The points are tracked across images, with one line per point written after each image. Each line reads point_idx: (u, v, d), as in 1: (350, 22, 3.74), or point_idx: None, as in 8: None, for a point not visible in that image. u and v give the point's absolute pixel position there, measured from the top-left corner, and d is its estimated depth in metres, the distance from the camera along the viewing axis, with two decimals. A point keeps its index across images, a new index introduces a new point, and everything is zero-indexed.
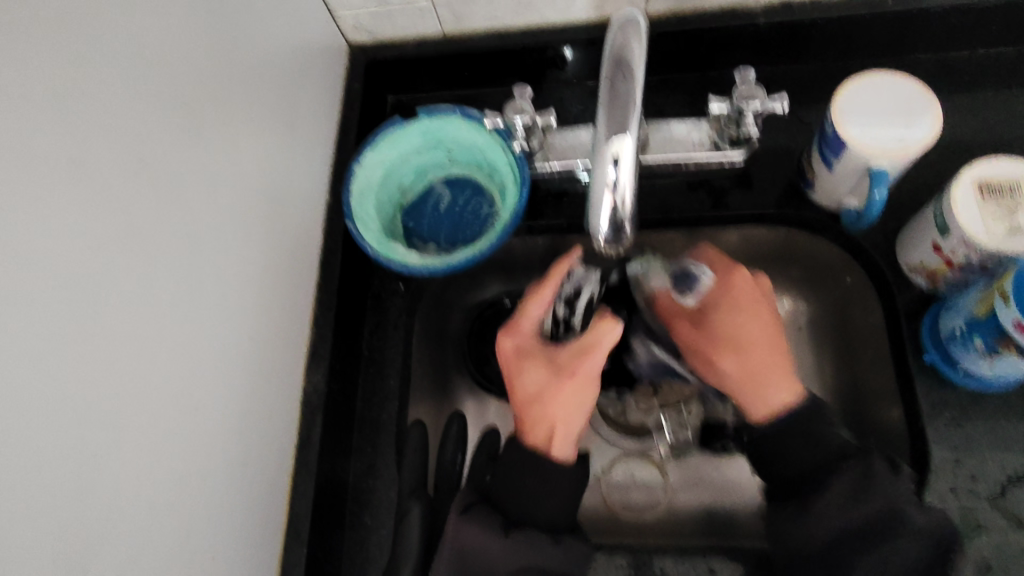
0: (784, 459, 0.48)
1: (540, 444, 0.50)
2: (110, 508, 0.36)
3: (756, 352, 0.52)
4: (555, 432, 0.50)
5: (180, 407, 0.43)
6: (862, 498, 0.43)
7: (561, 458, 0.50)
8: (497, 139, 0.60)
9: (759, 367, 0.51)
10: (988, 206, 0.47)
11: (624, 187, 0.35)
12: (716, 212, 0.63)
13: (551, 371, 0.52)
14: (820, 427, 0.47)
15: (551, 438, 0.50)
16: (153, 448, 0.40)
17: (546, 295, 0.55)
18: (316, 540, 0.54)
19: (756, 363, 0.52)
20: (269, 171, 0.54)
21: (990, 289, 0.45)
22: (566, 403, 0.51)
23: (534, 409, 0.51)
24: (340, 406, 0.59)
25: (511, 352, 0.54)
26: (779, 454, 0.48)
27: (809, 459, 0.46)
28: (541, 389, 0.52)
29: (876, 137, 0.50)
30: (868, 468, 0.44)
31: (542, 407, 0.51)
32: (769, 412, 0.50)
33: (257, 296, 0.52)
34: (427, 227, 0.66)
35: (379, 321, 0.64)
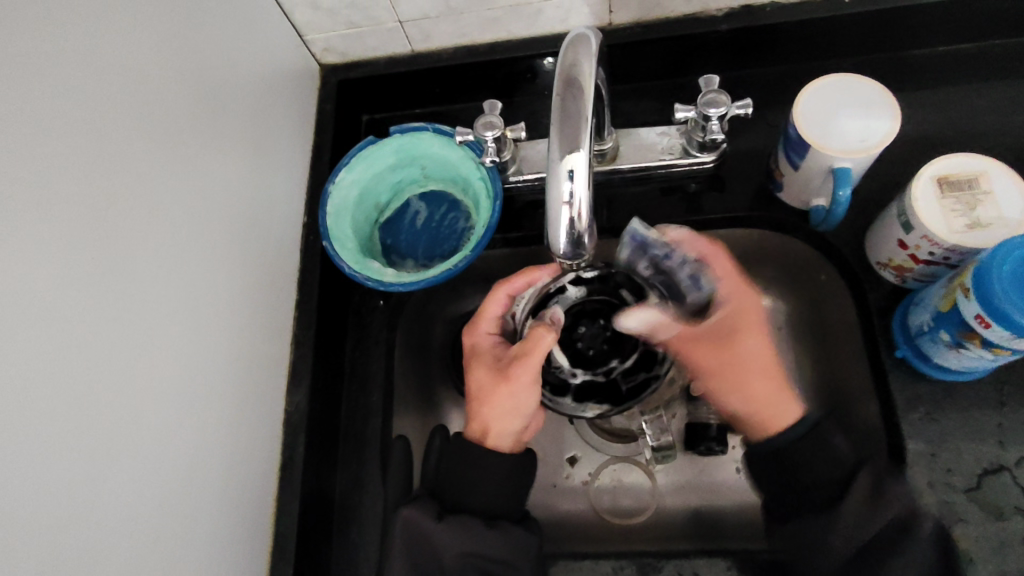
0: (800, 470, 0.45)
1: (475, 437, 0.53)
2: (91, 537, 0.37)
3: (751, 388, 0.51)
4: (490, 426, 0.52)
5: (163, 437, 0.43)
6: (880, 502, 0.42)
7: (496, 448, 0.52)
8: (469, 153, 0.61)
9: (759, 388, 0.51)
10: (949, 201, 0.48)
11: (580, 202, 0.35)
12: (690, 216, 0.64)
13: (491, 372, 0.54)
14: (821, 441, 0.45)
15: (485, 433, 0.52)
16: (137, 482, 0.41)
17: (500, 295, 0.57)
18: (303, 558, 0.54)
19: (756, 384, 0.49)
20: (244, 198, 0.55)
21: (952, 284, 0.46)
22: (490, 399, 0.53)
23: (473, 405, 0.54)
24: (323, 424, 0.59)
25: (470, 350, 0.57)
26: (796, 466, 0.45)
27: (823, 474, 0.44)
28: (484, 388, 0.53)
29: (838, 137, 0.51)
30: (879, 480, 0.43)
31: (479, 404, 0.53)
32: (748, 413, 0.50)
33: (235, 318, 0.52)
34: (405, 243, 0.66)
35: (360, 338, 0.65)
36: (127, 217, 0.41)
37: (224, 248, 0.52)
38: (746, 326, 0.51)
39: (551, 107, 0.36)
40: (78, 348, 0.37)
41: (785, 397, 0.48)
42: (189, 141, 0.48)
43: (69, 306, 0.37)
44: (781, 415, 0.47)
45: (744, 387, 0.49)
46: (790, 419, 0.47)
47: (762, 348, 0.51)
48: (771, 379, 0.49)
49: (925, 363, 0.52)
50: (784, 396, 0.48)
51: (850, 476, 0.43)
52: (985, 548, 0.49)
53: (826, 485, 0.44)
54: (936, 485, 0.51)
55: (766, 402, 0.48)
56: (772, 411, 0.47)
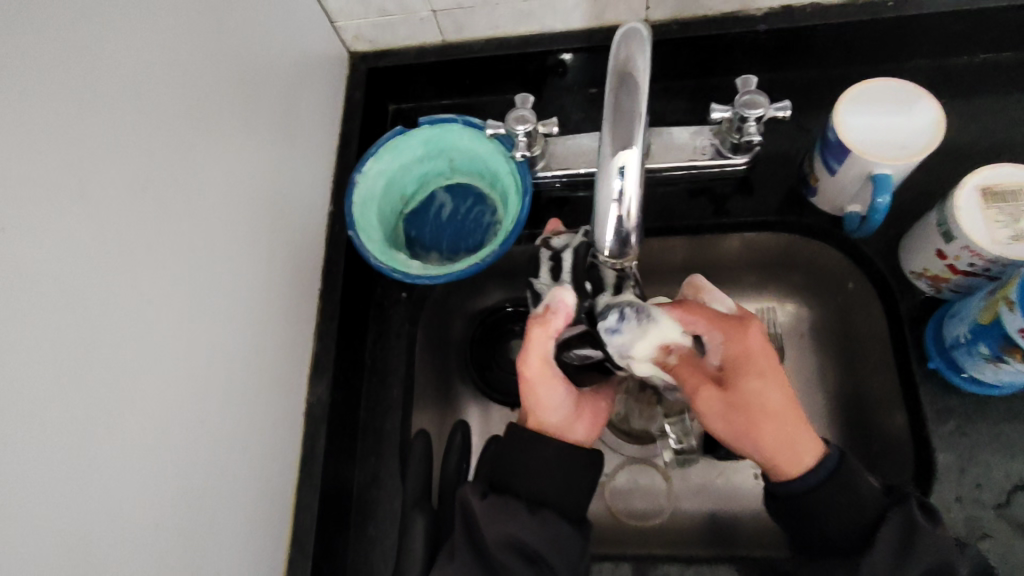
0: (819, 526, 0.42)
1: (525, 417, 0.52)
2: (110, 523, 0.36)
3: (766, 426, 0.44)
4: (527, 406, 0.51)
5: (186, 427, 0.43)
6: (908, 558, 0.39)
7: (535, 425, 0.50)
8: (498, 147, 0.60)
9: (780, 432, 0.43)
10: (992, 212, 0.47)
11: (629, 200, 0.35)
12: (718, 219, 0.63)
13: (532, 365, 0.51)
14: (859, 478, 0.42)
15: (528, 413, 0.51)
16: (154, 472, 0.40)
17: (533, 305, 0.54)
18: (321, 552, 0.54)
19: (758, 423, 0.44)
20: (270, 187, 0.54)
21: (994, 296, 0.45)
22: (584, 419, 0.51)
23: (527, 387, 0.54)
24: (343, 416, 0.59)
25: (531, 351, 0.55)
26: (813, 514, 0.42)
27: (848, 519, 0.41)
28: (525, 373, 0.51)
29: (878, 144, 0.50)
30: (911, 514, 0.41)
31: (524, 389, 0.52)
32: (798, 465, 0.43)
33: (259, 307, 0.51)
34: (429, 236, 0.65)
35: (382, 330, 0.64)
36: (152, 201, 0.41)
37: (249, 237, 0.51)
38: (744, 372, 0.45)
39: (604, 102, 0.35)
40: (103, 337, 0.37)
41: (806, 448, 0.43)
42: (217, 127, 0.47)
43: (94, 293, 0.36)
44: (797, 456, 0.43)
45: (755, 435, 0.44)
46: (797, 470, 0.43)
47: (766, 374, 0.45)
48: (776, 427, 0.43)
49: (956, 375, 0.51)
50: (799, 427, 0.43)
51: (880, 517, 0.41)
52: (1012, 565, 0.48)
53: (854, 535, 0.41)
54: (965, 500, 0.50)
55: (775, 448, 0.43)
56: (774, 454, 0.43)
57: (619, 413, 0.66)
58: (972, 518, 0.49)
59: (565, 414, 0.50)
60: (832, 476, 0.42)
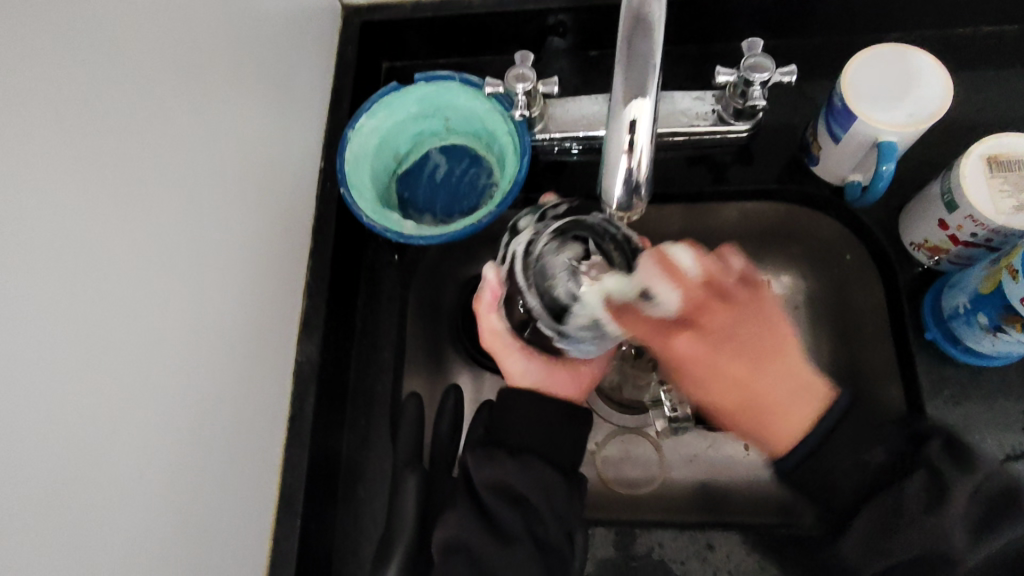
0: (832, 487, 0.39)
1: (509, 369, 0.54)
2: (94, 474, 0.35)
3: (768, 399, 0.41)
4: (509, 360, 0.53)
5: (176, 380, 0.42)
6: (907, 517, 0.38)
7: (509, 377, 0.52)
8: (497, 106, 0.58)
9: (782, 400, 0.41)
10: (998, 181, 0.46)
11: (640, 151, 0.34)
12: (717, 187, 0.62)
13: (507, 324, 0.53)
14: (863, 434, 0.39)
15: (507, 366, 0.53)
16: (143, 425, 0.38)
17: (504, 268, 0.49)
18: (310, 514, 0.53)
19: (753, 409, 0.42)
20: (262, 138, 0.52)
21: (997, 265, 0.45)
22: (560, 378, 0.52)
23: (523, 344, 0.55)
24: (333, 377, 0.57)
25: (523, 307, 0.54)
26: (827, 470, 0.39)
27: (857, 476, 0.39)
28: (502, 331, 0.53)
29: (886, 109, 0.49)
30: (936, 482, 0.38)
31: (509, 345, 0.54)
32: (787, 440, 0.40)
33: (249, 262, 0.50)
34: (422, 197, 0.64)
35: (372, 293, 0.62)
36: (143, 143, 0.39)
37: (240, 188, 0.49)
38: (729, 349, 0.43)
39: (617, 50, 0.34)
40: (87, 281, 0.35)
41: (805, 410, 0.40)
42: (210, 71, 0.45)
43: (79, 235, 0.34)
44: (797, 423, 0.40)
45: (736, 406, 0.43)
46: (787, 443, 0.40)
47: (739, 338, 0.43)
48: (776, 406, 0.41)
49: (954, 346, 0.51)
50: (803, 396, 0.40)
51: (904, 473, 0.38)
52: None
53: (845, 505, 0.39)
54: None
55: (762, 414, 0.41)
56: (771, 425, 0.41)
57: (611, 382, 0.66)
58: None
59: (535, 372, 0.51)
60: (838, 425, 0.39)
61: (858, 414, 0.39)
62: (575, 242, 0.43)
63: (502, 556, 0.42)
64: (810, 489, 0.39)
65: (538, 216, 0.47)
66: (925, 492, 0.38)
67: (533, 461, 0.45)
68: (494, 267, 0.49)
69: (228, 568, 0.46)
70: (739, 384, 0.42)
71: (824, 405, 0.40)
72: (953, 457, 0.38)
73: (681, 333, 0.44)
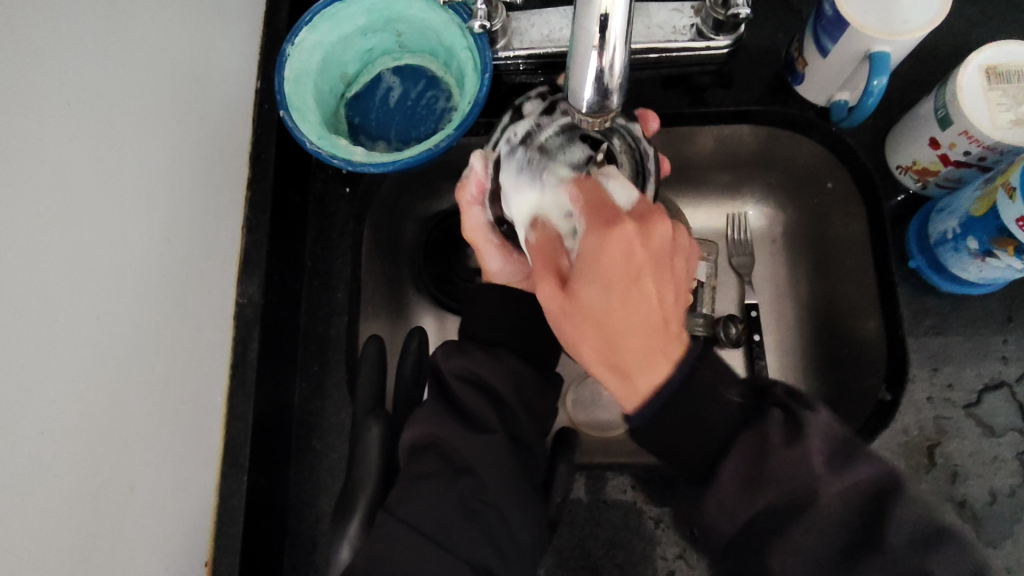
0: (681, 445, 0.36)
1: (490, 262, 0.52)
2: None
3: (631, 343, 0.37)
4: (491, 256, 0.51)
5: (63, 334, 0.37)
6: (758, 486, 0.32)
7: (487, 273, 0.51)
8: (454, 18, 0.52)
9: (637, 348, 0.37)
10: (995, 95, 0.43)
11: (614, 49, 0.29)
12: (694, 109, 0.57)
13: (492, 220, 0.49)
14: (706, 389, 0.36)
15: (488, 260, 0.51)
16: (32, 379, 0.34)
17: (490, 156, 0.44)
18: (259, 468, 0.49)
19: (623, 318, 0.37)
20: (160, 56, 0.45)
21: (991, 184, 0.42)
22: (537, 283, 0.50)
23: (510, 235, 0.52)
24: (280, 320, 0.53)
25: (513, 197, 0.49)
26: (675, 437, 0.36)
27: (701, 439, 0.35)
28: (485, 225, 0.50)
29: (880, 16, 0.44)
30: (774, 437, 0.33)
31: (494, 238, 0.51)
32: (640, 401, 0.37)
33: (155, 194, 0.45)
34: (376, 124, 0.58)
35: (323, 228, 0.57)
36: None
37: (131, 116, 0.43)
38: (591, 280, 0.37)
39: None
40: None
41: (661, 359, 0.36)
42: None
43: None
44: (652, 371, 0.36)
45: (603, 361, 0.38)
46: (656, 382, 0.36)
47: (625, 286, 0.36)
48: (650, 326, 0.37)
49: (936, 275, 0.50)
50: (666, 342, 0.37)
51: (728, 445, 0.34)
52: (974, 462, 0.49)
53: (698, 464, 0.36)
54: (936, 400, 0.50)
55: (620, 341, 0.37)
56: (633, 375, 0.37)
57: None
58: (940, 418, 0.49)
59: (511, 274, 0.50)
60: (685, 384, 0.36)
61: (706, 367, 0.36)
62: (582, 143, 0.42)
63: (474, 443, 0.41)
64: (665, 446, 0.37)
65: (544, 103, 0.43)
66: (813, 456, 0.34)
67: (507, 357, 0.46)
68: (483, 157, 0.44)
69: (158, 526, 0.43)
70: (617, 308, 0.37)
71: (672, 359, 0.36)
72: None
73: (626, 223, 0.36)
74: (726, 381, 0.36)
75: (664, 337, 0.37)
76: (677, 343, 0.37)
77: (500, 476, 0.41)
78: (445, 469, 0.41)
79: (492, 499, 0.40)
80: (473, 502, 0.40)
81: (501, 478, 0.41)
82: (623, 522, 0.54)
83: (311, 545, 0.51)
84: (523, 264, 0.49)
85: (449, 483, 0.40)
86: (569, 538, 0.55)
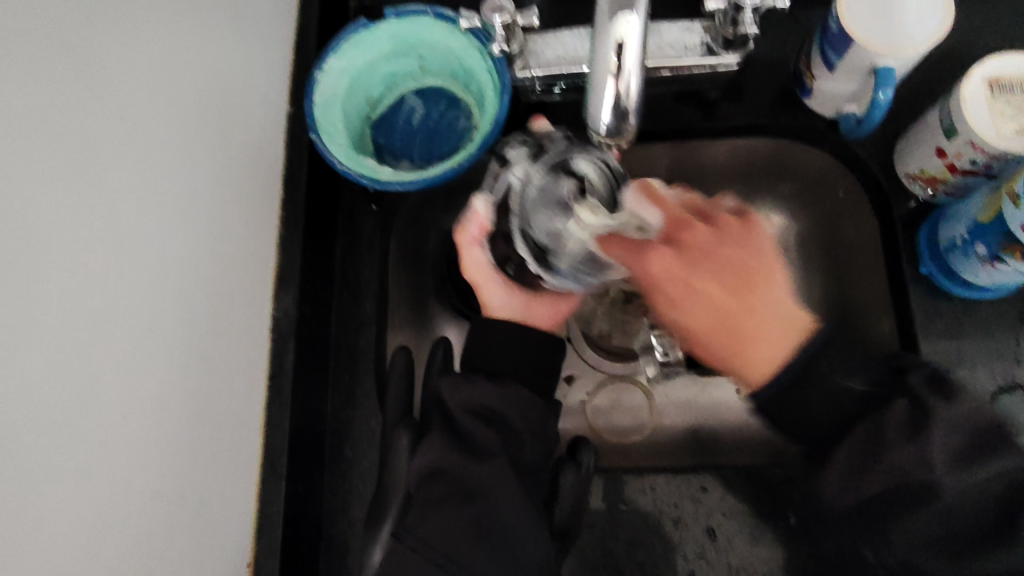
0: (806, 416, 0.36)
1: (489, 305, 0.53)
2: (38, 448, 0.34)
3: (738, 312, 0.39)
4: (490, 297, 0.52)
5: (119, 352, 0.39)
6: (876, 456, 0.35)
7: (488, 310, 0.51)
8: (473, 42, 0.54)
9: (752, 321, 0.38)
10: (998, 105, 0.44)
11: (628, 75, 0.31)
12: (708, 123, 0.59)
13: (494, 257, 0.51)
14: (820, 374, 0.36)
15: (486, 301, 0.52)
16: (95, 395, 0.37)
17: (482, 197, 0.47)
18: (295, 474, 0.51)
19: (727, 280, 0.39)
20: (204, 88, 0.49)
21: (997, 191, 0.43)
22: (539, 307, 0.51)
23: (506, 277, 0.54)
24: (313, 334, 0.55)
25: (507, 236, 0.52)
26: (800, 415, 0.36)
27: (823, 403, 0.36)
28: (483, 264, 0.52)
29: (883, 32, 0.46)
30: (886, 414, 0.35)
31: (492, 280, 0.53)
32: (771, 365, 0.37)
33: (200, 218, 0.48)
34: (400, 143, 0.61)
35: (351, 243, 0.60)
36: (59, 95, 0.36)
37: (179, 145, 0.46)
38: (691, 258, 0.40)
39: None
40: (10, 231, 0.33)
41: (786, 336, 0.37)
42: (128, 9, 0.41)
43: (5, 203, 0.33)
44: (761, 348, 0.38)
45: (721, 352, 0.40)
46: (772, 359, 0.37)
47: (722, 262, 0.39)
48: (745, 317, 0.39)
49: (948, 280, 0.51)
50: (782, 327, 0.38)
51: (854, 408, 0.36)
52: None
53: (817, 434, 0.36)
54: None
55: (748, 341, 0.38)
56: (745, 348, 0.38)
57: (601, 331, 0.62)
58: None
59: (512, 306, 0.51)
60: (824, 350, 0.36)
61: (827, 353, 0.36)
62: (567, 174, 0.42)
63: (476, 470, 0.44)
64: (785, 411, 0.37)
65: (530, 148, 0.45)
66: (904, 419, 0.35)
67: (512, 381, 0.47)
68: (485, 201, 0.46)
69: (206, 530, 0.46)
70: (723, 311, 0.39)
71: (805, 337, 0.37)
72: (934, 388, 0.36)
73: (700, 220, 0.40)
74: (851, 370, 0.37)
75: (772, 313, 0.38)
76: (801, 330, 0.37)
77: (504, 494, 0.43)
78: (455, 493, 0.43)
79: (506, 519, 0.42)
80: (482, 509, 0.42)
81: (511, 500, 0.43)
82: (644, 523, 0.57)
83: (345, 549, 0.53)
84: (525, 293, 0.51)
85: (462, 508, 0.42)
86: (592, 541, 0.57)
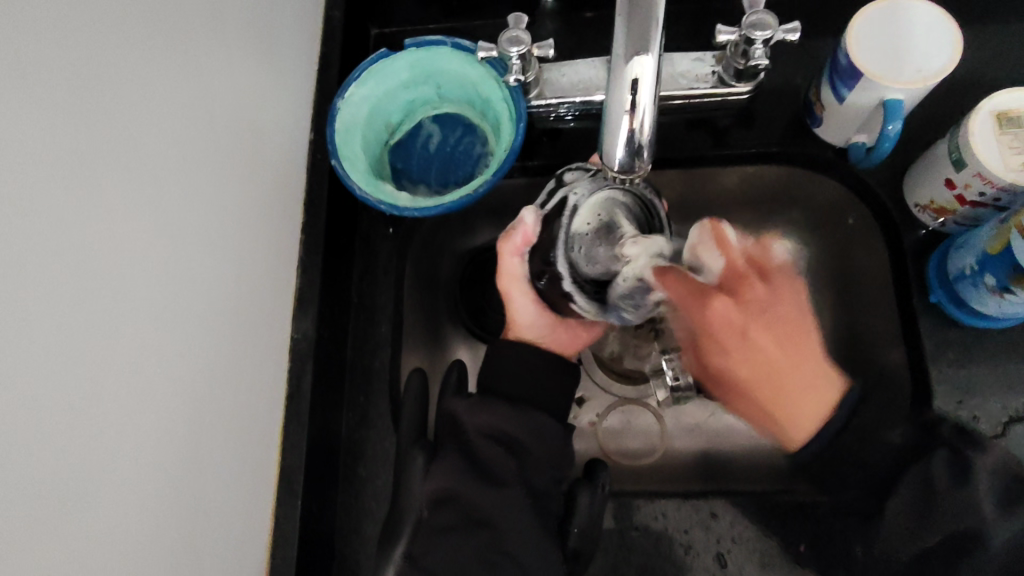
0: (828, 455, 0.42)
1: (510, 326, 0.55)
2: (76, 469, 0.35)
3: (785, 369, 0.44)
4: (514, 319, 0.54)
5: (152, 374, 0.41)
6: None
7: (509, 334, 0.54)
8: (491, 71, 0.56)
9: (784, 391, 0.44)
10: (1006, 138, 0.45)
11: (643, 112, 0.32)
12: (718, 150, 0.60)
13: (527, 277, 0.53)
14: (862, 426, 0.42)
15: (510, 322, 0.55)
16: (129, 416, 0.39)
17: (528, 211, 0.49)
18: (311, 493, 0.53)
19: (781, 377, 0.44)
20: (235, 118, 0.51)
21: (1007, 224, 0.44)
22: (561, 335, 0.53)
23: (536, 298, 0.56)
24: (330, 354, 0.57)
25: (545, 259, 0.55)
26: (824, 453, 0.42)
27: (856, 435, 0.41)
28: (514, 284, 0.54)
29: (892, 66, 0.47)
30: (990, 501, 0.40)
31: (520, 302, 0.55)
32: (806, 433, 0.44)
33: (229, 242, 0.49)
34: (417, 168, 0.62)
35: (368, 267, 0.61)
36: (111, 128, 0.38)
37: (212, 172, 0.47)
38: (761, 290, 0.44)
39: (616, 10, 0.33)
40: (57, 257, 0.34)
41: (817, 407, 0.43)
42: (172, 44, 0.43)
43: (59, 235, 0.34)
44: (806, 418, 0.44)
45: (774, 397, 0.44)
46: (809, 428, 0.43)
47: (774, 317, 0.44)
48: (794, 390, 0.44)
49: (958, 308, 0.51)
50: (816, 389, 0.44)
51: None
52: None
53: None
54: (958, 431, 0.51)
55: (789, 396, 0.44)
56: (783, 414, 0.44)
57: (612, 352, 0.63)
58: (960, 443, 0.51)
59: (537, 330, 0.53)
60: (844, 419, 0.43)
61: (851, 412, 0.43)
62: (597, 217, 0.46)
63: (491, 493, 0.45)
64: None
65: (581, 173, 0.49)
66: None
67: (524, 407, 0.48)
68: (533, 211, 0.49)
69: (225, 547, 0.47)
70: (773, 359, 0.44)
71: (833, 411, 0.43)
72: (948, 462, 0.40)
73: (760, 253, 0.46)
74: None
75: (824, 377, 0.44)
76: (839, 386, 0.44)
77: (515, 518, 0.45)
78: (465, 521, 0.45)
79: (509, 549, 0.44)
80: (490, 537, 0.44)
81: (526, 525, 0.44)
82: (656, 549, 0.56)
83: (357, 567, 0.54)
84: (550, 318, 0.53)
85: (469, 536, 0.44)
86: (603, 567, 0.56)
